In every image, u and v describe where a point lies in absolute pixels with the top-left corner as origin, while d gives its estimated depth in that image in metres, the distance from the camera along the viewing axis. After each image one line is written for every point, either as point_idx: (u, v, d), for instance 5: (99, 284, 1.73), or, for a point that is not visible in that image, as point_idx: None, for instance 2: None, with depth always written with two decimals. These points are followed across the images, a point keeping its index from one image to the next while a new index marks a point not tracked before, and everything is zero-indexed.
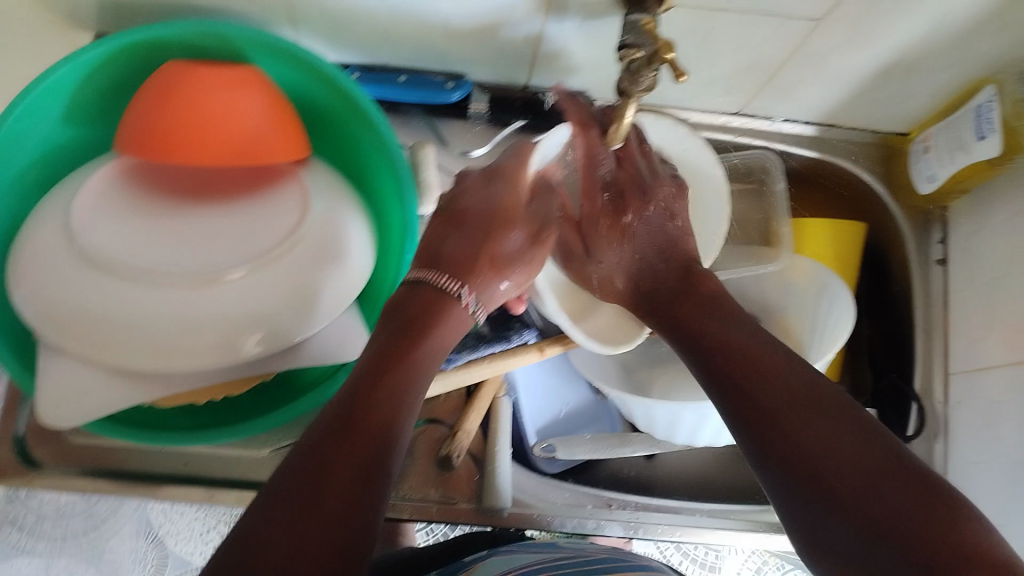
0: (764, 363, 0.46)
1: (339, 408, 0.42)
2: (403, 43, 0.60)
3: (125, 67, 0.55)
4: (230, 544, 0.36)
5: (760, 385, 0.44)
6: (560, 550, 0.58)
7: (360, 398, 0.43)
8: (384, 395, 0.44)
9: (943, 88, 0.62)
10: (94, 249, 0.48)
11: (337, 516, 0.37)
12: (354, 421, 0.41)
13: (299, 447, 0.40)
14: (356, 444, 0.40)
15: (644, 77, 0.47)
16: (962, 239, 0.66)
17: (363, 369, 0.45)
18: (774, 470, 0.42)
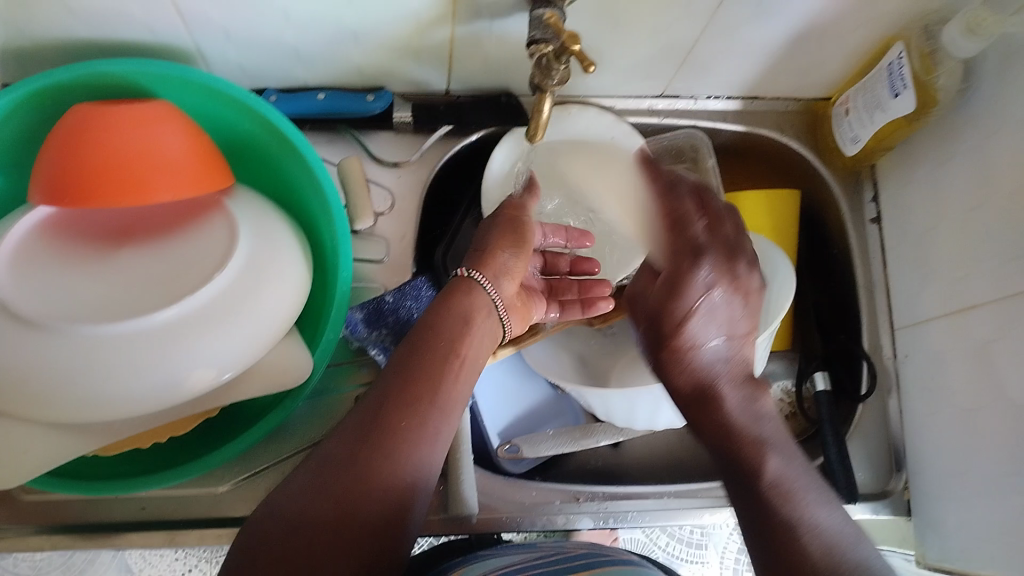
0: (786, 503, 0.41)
1: (388, 390, 0.47)
2: (318, 63, 0.60)
3: (31, 115, 0.54)
4: (279, 507, 0.41)
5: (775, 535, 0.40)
6: (541, 549, 0.58)
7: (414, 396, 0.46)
8: (434, 400, 0.47)
9: (856, 51, 0.63)
10: (14, 305, 0.47)
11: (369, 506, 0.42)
12: (401, 413, 0.45)
13: (352, 426, 0.45)
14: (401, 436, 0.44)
15: (555, 72, 0.48)
16: (892, 195, 0.67)
17: (410, 354, 0.49)
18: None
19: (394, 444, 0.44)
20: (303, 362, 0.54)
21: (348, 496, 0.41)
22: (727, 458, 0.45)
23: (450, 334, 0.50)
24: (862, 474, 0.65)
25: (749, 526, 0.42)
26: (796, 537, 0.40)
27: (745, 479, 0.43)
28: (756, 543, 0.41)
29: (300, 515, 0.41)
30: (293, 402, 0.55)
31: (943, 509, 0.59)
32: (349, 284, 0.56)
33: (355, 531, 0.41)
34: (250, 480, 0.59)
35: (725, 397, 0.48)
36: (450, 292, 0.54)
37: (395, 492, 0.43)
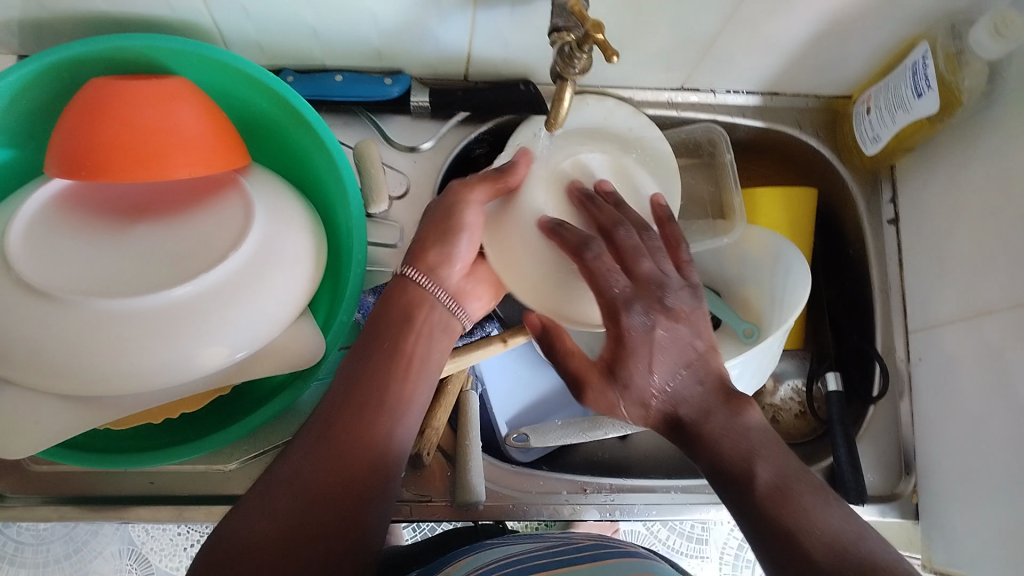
0: (789, 509, 0.40)
1: (334, 404, 0.46)
2: (337, 45, 0.60)
3: (47, 89, 0.54)
4: (218, 533, 0.41)
5: (796, 538, 0.39)
6: (547, 540, 0.58)
7: (360, 407, 0.46)
8: (386, 409, 0.47)
9: (880, 48, 0.62)
10: (31, 277, 0.47)
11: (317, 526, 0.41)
12: (350, 424, 0.45)
13: (302, 441, 0.45)
14: (351, 450, 0.44)
15: (578, 60, 0.47)
16: (911, 197, 0.67)
17: (356, 365, 0.49)
18: None
19: (341, 457, 0.43)
20: (315, 345, 0.54)
21: (305, 497, 0.42)
22: (720, 477, 0.44)
23: (398, 335, 0.50)
24: (871, 476, 0.64)
25: (754, 534, 0.41)
26: (801, 535, 0.39)
27: (741, 491, 0.42)
28: (762, 547, 0.41)
29: (247, 535, 0.40)
30: (305, 384, 0.55)
31: (952, 515, 0.59)
32: (363, 269, 0.56)
33: (319, 528, 0.41)
34: (258, 459, 0.59)
35: (706, 421, 0.45)
36: (386, 301, 0.52)
37: (348, 507, 0.43)
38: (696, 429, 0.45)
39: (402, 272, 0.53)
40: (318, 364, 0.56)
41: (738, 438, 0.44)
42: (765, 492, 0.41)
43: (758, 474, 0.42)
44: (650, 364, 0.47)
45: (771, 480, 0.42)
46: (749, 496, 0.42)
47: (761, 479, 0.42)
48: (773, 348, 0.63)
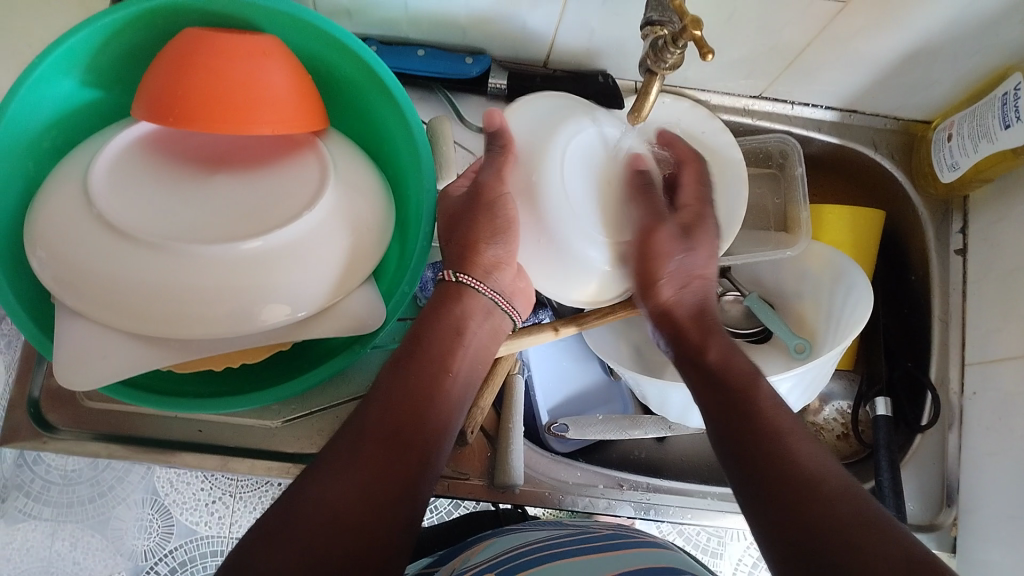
0: (785, 445, 0.43)
1: (375, 403, 0.45)
2: (425, 18, 0.60)
3: (143, 33, 0.55)
4: (256, 528, 0.39)
5: (785, 462, 0.42)
6: (570, 527, 0.58)
7: (401, 404, 0.45)
8: (427, 416, 0.46)
9: (969, 76, 0.61)
10: (111, 214, 0.48)
11: (353, 517, 0.40)
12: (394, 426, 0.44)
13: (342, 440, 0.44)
14: (393, 451, 0.43)
15: (669, 55, 0.47)
16: (981, 228, 0.66)
17: (395, 366, 0.48)
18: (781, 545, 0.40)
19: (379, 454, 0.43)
20: (375, 311, 0.55)
21: (333, 497, 0.40)
22: (721, 414, 0.47)
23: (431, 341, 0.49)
24: (913, 504, 0.64)
25: (732, 463, 0.44)
26: (773, 455, 0.43)
27: (731, 410, 0.47)
28: (737, 471, 0.44)
29: (285, 530, 0.38)
30: (361, 348, 0.55)
31: (991, 552, 0.58)
32: (430, 242, 0.56)
33: (350, 527, 0.39)
34: (305, 419, 0.60)
35: (706, 343, 0.52)
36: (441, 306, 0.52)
37: (390, 505, 0.42)
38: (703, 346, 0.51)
39: (451, 278, 0.53)
40: (376, 331, 0.56)
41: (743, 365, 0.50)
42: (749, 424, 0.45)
43: (750, 402, 0.46)
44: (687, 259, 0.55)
45: (751, 411, 0.46)
46: (732, 426, 0.46)
47: (756, 409, 0.46)
48: (825, 368, 0.61)
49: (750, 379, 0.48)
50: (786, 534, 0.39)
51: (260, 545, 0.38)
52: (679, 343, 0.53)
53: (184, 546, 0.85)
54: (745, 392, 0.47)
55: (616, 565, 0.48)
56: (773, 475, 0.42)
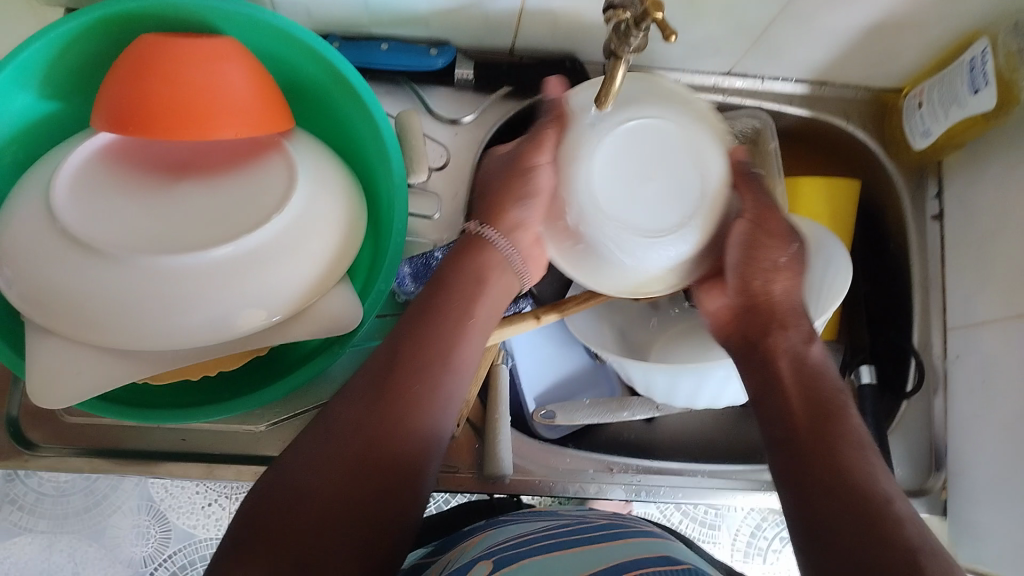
0: (844, 454, 0.44)
1: (392, 356, 0.47)
2: (387, 12, 0.60)
3: (100, 42, 0.54)
4: (272, 484, 0.42)
5: (842, 468, 0.43)
6: (562, 518, 0.58)
7: (421, 365, 0.46)
8: (444, 375, 0.47)
9: (937, 42, 0.61)
10: (77, 229, 0.48)
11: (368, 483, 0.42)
12: (406, 386, 0.45)
13: (358, 394, 0.45)
14: (408, 415, 0.45)
15: (633, 38, 0.46)
16: (957, 193, 0.66)
17: (417, 316, 0.49)
18: (813, 540, 0.41)
19: (396, 417, 0.44)
20: (352, 311, 0.54)
21: (330, 491, 0.41)
22: (792, 403, 0.48)
23: (444, 319, 0.49)
24: (901, 470, 0.64)
25: (785, 465, 0.45)
26: (832, 461, 0.44)
27: (793, 404, 0.48)
28: (788, 473, 0.45)
29: (302, 495, 0.41)
30: (340, 349, 0.55)
31: (980, 513, 0.59)
32: (403, 238, 0.56)
33: (362, 503, 0.42)
34: (289, 422, 0.60)
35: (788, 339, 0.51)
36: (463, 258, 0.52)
37: (403, 466, 0.44)
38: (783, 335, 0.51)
39: (477, 230, 0.53)
40: (354, 331, 0.56)
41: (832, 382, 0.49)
42: (818, 433, 0.46)
43: (825, 407, 0.47)
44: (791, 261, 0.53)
45: (826, 424, 0.46)
46: (800, 429, 0.46)
47: (838, 418, 0.46)
48: None
49: (834, 396, 0.48)
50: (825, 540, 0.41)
51: (279, 507, 0.41)
52: (753, 332, 0.53)
53: (183, 550, 0.85)
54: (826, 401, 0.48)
55: (607, 555, 0.48)
56: (826, 476, 0.43)
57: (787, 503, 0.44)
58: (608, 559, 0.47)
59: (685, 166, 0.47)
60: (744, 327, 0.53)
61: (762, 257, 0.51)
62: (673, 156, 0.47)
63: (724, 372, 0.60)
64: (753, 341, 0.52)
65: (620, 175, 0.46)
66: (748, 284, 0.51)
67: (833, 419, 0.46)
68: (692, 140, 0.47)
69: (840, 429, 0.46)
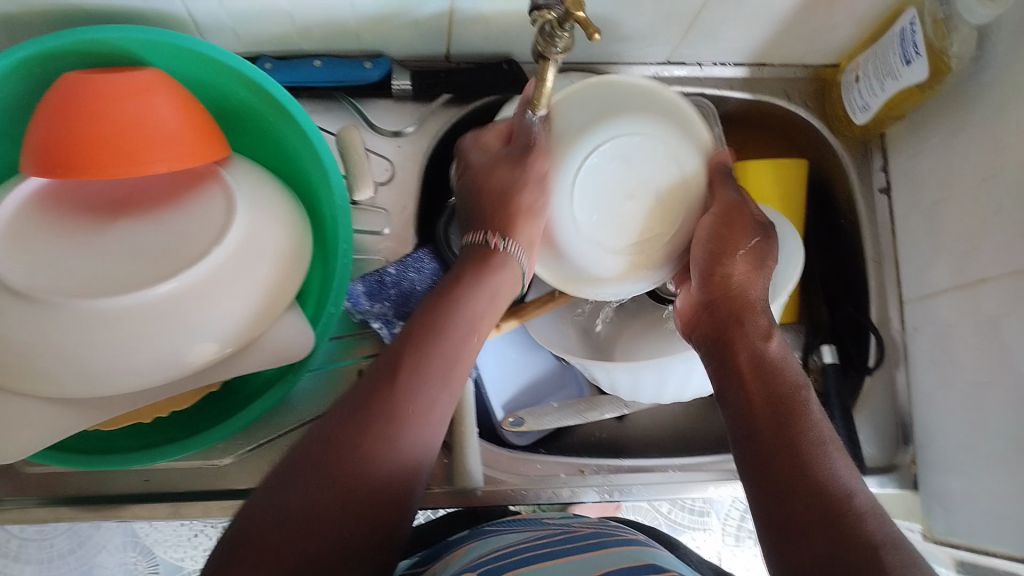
0: (806, 440, 0.45)
1: (382, 376, 0.46)
2: (314, 28, 0.59)
3: (20, 84, 0.52)
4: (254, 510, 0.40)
5: (803, 457, 0.44)
6: (547, 528, 0.57)
7: (407, 385, 0.45)
8: (429, 395, 0.46)
9: (867, 16, 0.61)
10: (11, 279, 0.47)
11: (351, 510, 0.41)
12: (394, 406, 0.44)
13: (346, 414, 0.44)
14: (394, 438, 0.43)
15: (559, 40, 0.46)
16: (901, 164, 0.66)
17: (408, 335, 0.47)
18: (773, 529, 0.43)
19: (382, 437, 0.43)
20: (304, 337, 0.54)
21: (323, 517, 0.40)
22: (751, 390, 0.49)
23: (435, 342, 0.47)
24: (870, 447, 0.64)
25: (755, 474, 0.46)
26: (795, 449, 0.45)
27: (745, 389, 0.49)
28: (759, 486, 0.45)
29: (288, 520, 0.40)
30: (295, 377, 0.55)
31: (950, 483, 0.59)
32: (350, 257, 0.55)
33: (344, 532, 0.41)
34: (253, 453, 0.59)
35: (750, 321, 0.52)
36: (451, 285, 0.51)
37: (388, 493, 0.43)
38: (739, 321, 0.52)
39: (500, 245, 0.52)
40: (308, 356, 0.55)
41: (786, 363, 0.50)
42: (782, 434, 0.46)
43: (783, 392, 0.48)
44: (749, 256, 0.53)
45: (790, 420, 0.46)
46: (763, 418, 0.47)
47: (798, 404, 0.47)
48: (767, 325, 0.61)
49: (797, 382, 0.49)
50: (790, 528, 0.42)
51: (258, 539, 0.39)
52: (716, 322, 0.53)
53: None
54: (790, 388, 0.48)
55: (581, 570, 0.47)
56: (785, 465, 0.44)
57: (750, 493, 0.46)
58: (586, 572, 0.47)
59: (666, 173, 0.52)
60: (707, 323, 0.53)
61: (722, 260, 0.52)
62: (653, 175, 0.52)
63: (685, 364, 0.61)
64: (713, 332, 0.53)
65: (601, 183, 0.51)
66: (710, 277, 0.52)
67: (797, 416, 0.46)
68: (675, 152, 0.52)
69: (804, 427, 0.46)
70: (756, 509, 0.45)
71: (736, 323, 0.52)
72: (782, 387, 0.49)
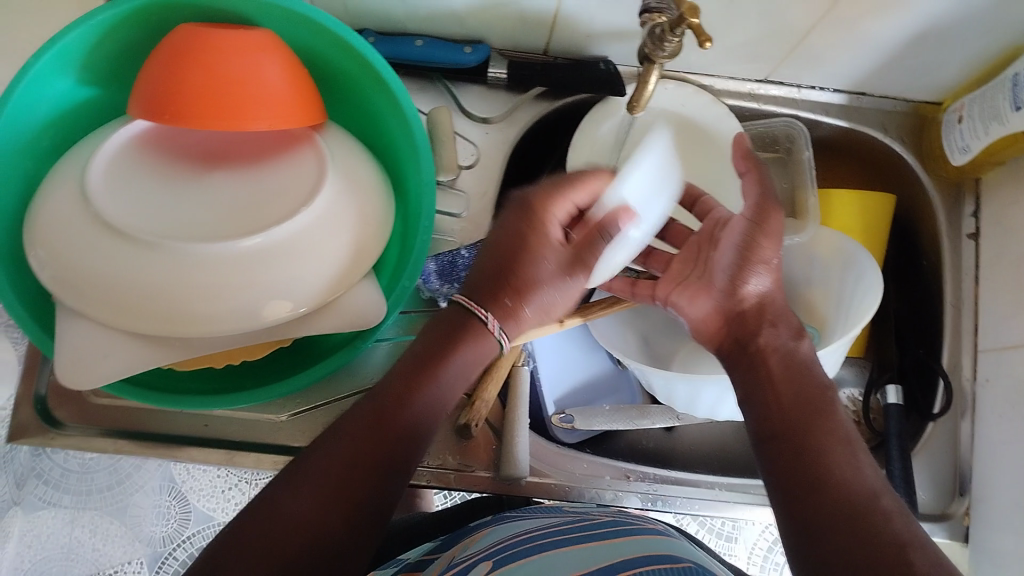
0: (827, 451, 0.46)
1: (385, 390, 0.47)
2: (422, 8, 0.60)
3: (137, 30, 0.54)
4: (256, 501, 0.42)
5: (826, 464, 0.45)
6: (565, 515, 0.57)
7: (407, 394, 0.47)
8: (425, 401, 0.47)
9: (979, 56, 0.60)
10: (108, 214, 0.48)
11: (345, 502, 0.42)
12: (391, 411, 0.46)
13: (348, 422, 0.46)
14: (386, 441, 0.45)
15: (668, 43, 0.46)
16: (995, 212, 0.64)
17: (413, 358, 0.49)
18: (794, 534, 0.43)
19: (376, 440, 0.45)
20: (377, 307, 0.54)
21: (317, 505, 0.42)
22: (772, 412, 0.49)
23: (433, 379, 0.48)
24: (924, 493, 0.62)
25: (777, 481, 0.46)
26: (812, 457, 0.46)
27: (766, 394, 0.50)
28: (780, 493, 0.45)
29: (285, 506, 0.41)
30: (362, 344, 0.56)
31: (1002, 541, 0.57)
32: (429, 234, 0.56)
33: (337, 517, 0.42)
34: (309, 413, 0.61)
35: (771, 332, 0.53)
36: (456, 329, 0.50)
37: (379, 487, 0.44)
38: (758, 335, 0.53)
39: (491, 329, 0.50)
40: (377, 326, 0.56)
41: (806, 375, 0.51)
42: (800, 440, 0.47)
43: (799, 399, 0.49)
44: (765, 267, 0.54)
45: (810, 426, 0.47)
46: (782, 427, 0.48)
47: (823, 408, 0.48)
48: (837, 357, 0.60)
49: (822, 386, 0.50)
50: (813, 532, 0.42)
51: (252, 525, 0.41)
52: (736, 339, 0.54)
53: (202, 533, 0.80)
54: (814, 400, 0.49)
55: (593, 560, 0.47)
56: (806, 472, 0.45)
57: (773, 502, 0.46)
58: (616, 557, 0.47)
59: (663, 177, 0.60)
60: (732, 332, 0.55)
61: (750, 258, 0.54)
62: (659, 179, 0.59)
63: None
64: (730, 348, 0.54)
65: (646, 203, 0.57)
66: (732, 286, 0.55)
67: (817, 422, 0.47)
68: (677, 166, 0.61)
69: (823, 433, 0.47)
70: (777, 519, 0.45)
71: (751, 340, 0.53)
72: (804, 401, 0.49)
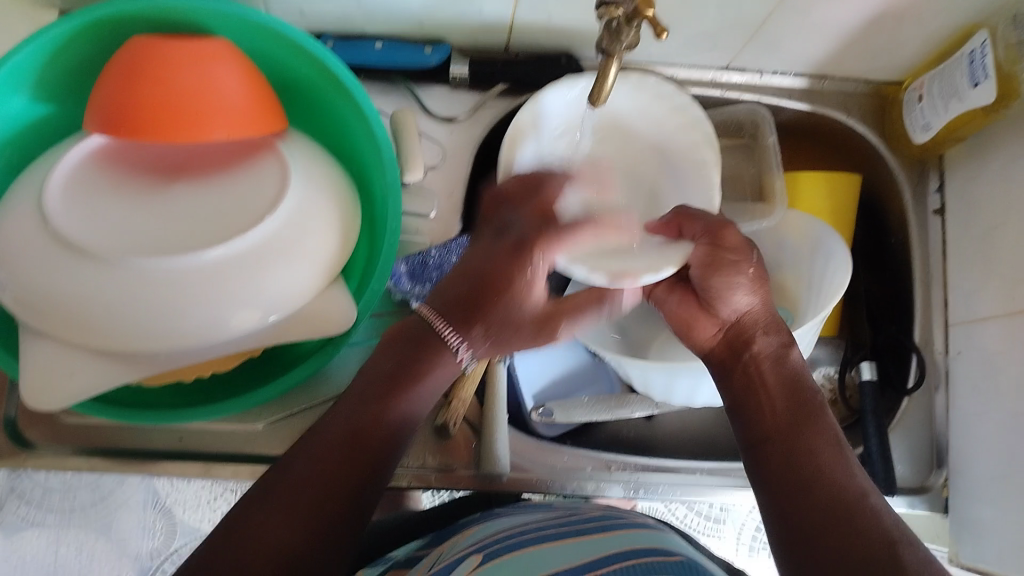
0: (817, 455, 0.46)
1: (355, 401, 0.45)
2: (380, 10, 0.60)
3: (90, 45, 0.54)
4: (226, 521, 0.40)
5: (818, 466, 0.45)
6: (557, 510, 0.58)
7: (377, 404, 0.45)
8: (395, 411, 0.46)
9: (936, 34, 0.61)
10: (69, 232, 0.48)
11: (322, 516, 0.41)
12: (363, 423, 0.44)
13: (319, 434, 0.44)
14: (360, 453, 0.43)
15: (625, 35, 0.46)
16: (958, 187, 0.65)
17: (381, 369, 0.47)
18: (785, 535, 0.44)
19: (350, 454, 0.43)
20: (347, 312, 0.54)
21: (295, 521, 0.40)
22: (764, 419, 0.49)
23: (404, 390, 0.46)
24: (903, 468, 0.64)
25: (767, 484, 0.47)
26: (804, 461, 0.46)
27: (752, 398, 0.51)
28: (772, 496, 0.46)
29: (259, 523, 0.39)
30: (332, 350, 0.55)
31: (980, 511, 0.58)
32: (397, 237, 0.56)
33: (316, 532, 0.40)
34: (285, 421, 0.60)
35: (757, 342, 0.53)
36: (421, 339, 0.48)
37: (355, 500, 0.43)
38: (752, 347, 0.53)
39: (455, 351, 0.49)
40: (348, 330, 0.56)
41: (797, 380, 0.51)
42: (792, 444, 0.47)
43: (792, 407, 0.49)
44: (737, 289, 0.53)
45: (800, 430, 0.48)
46: (773, 434, 0.48)
47: (817, 412, 0.49)
48: (811, 337, 0.61)
49: (814, 391, 0.50)
50: (804, 533, 0.43)
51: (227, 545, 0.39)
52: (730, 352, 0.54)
53: (189, 545, 0.80)
54: (809, 406, 0.49)
55: (574, 554, 0.47)
56: (796, 475, 0.45)
57: (764, 506, 0.46)
58: (601, 550, 0.47)
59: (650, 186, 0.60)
60: (727, 339, 0.55)
61: (724, 277, 0.53)
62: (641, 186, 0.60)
63: None
64: (722, 361, 0.55)
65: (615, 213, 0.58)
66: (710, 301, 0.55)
67: (806, 428, 0.48)
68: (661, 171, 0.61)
69: (812, 434, 0.47)
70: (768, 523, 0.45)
71: (745, 353, 0.53)
72: (797, 408, 0.49)
